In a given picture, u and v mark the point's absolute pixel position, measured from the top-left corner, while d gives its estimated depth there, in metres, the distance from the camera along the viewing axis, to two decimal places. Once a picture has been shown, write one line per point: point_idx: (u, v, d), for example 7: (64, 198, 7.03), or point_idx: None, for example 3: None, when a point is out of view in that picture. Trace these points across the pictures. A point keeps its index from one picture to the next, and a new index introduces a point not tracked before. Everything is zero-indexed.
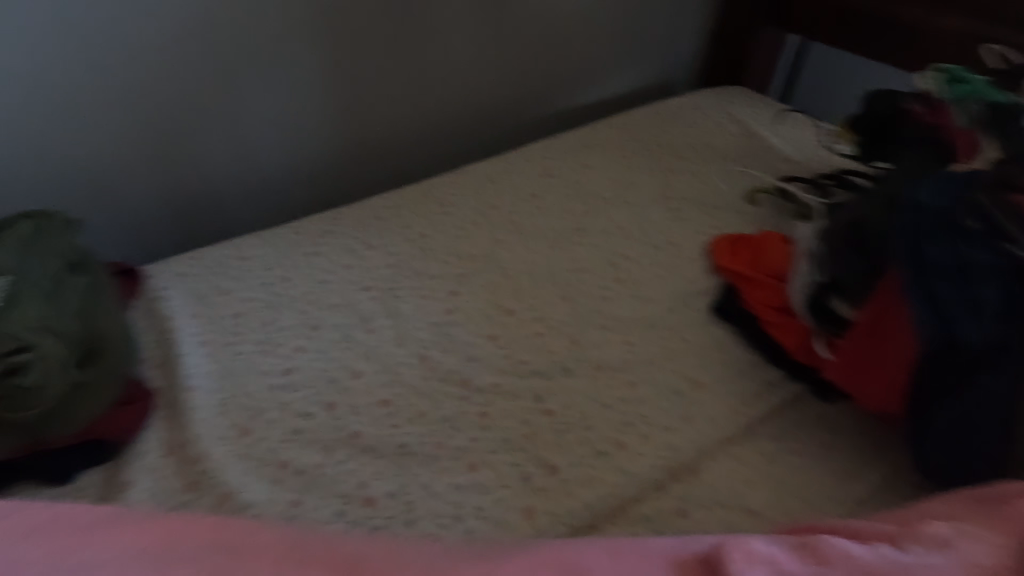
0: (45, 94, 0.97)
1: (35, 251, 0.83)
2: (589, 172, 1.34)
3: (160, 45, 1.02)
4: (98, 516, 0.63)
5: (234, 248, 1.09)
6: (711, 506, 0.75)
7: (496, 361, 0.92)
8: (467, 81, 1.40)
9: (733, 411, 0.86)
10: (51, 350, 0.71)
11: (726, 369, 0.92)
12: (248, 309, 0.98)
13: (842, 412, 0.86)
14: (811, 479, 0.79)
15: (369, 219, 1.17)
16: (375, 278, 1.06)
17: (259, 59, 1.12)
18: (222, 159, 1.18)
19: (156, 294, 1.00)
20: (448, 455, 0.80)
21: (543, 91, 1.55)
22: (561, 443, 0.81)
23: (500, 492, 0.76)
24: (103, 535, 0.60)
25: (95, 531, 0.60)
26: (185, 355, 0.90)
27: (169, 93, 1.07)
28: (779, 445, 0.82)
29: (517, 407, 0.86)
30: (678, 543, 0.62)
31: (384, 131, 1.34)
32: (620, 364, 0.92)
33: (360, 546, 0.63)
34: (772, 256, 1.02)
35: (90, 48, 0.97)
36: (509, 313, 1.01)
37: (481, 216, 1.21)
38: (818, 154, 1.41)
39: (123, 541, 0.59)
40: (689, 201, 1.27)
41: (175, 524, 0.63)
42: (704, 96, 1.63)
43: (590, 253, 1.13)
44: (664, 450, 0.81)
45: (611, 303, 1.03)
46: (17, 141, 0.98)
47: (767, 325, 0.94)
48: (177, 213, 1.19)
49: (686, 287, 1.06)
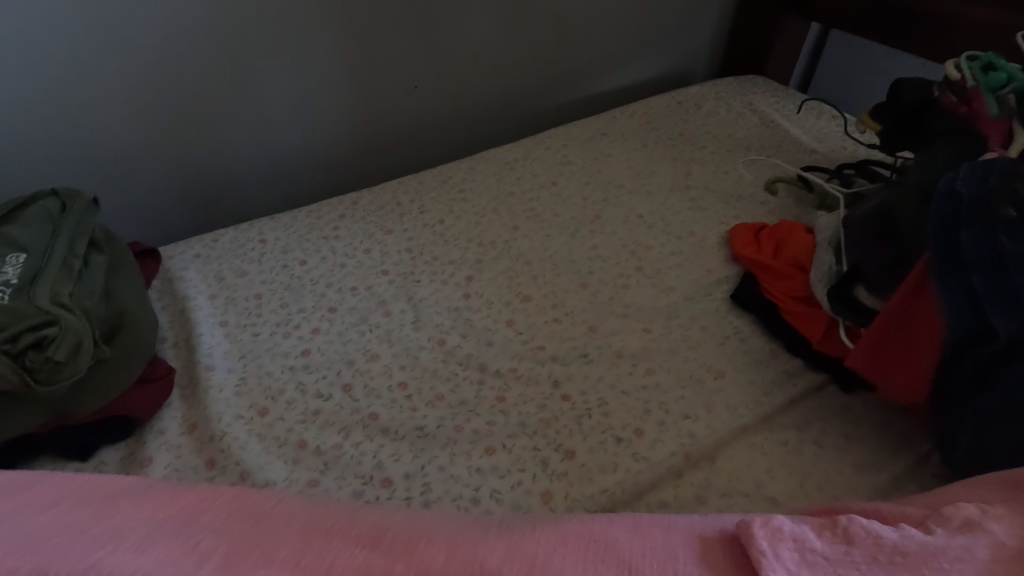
0: (66, 73, 0.98)
1: (61, 229, 0.84)
2: (607, 160, 1.33)
3: (178, 25, 1.02)
4: (122, 488, 0.64)
5: (253, 231, 1.09)
6: (731, 494, 0.74)
7: (513, 347, 0.92)
8: (485, 67, 1.39)
9: (753, 401, 0.85)
10: (75, 323, 0.71)
11: (747, 358, 0.91)
12: (266, 291, 0.99)
13: (864, 403, 0.85)
14: (834, 470, 0.77)
15: (387, 204, 1.17)
16: (393, 262, 1.06)
17: (278, 42, 1.12)
18: (240, 141, 1.18)
19: (175, 275, 1.00)
20: (466, 438, 0.79)
21: (561, 78, 1.54)
22: (579, 428, 0.81)
23: (518, 475, 0.76)
24: (129, 507, 0.60)
25: (121, 504, 0.61)
26: (205, 334, 0.90)
27: (189, 75, 1.07)
28: (800, 435, 0.81)
29: (534, 392, 0.85)
30: (702, 525, 0.61)
31: (402, 116, 1.34)
32: (638, 352, 0.91)
33: (381, 520, 0.63)
34: (795, 246, 1.01)
35: (108, 27, 0.97)
36: (527, 299, 1.00)
37: (499, 203, 1.20)
38: (841, 145, 1.38)
39: (149, 511, 0.60)
40: (708, 190, 1.26)
41: (199, 497, 0.64)
42: (724, 85, 1.60)
43: (608, 241, 1.12)
44: (683, 438, 0.80)
45: (629, 291, 1.02)
46: (39, 121, 0.99)
47: (788, 315, 0.93)
48: (196, 195, 1.19)
49: (706, 276, 1.05)
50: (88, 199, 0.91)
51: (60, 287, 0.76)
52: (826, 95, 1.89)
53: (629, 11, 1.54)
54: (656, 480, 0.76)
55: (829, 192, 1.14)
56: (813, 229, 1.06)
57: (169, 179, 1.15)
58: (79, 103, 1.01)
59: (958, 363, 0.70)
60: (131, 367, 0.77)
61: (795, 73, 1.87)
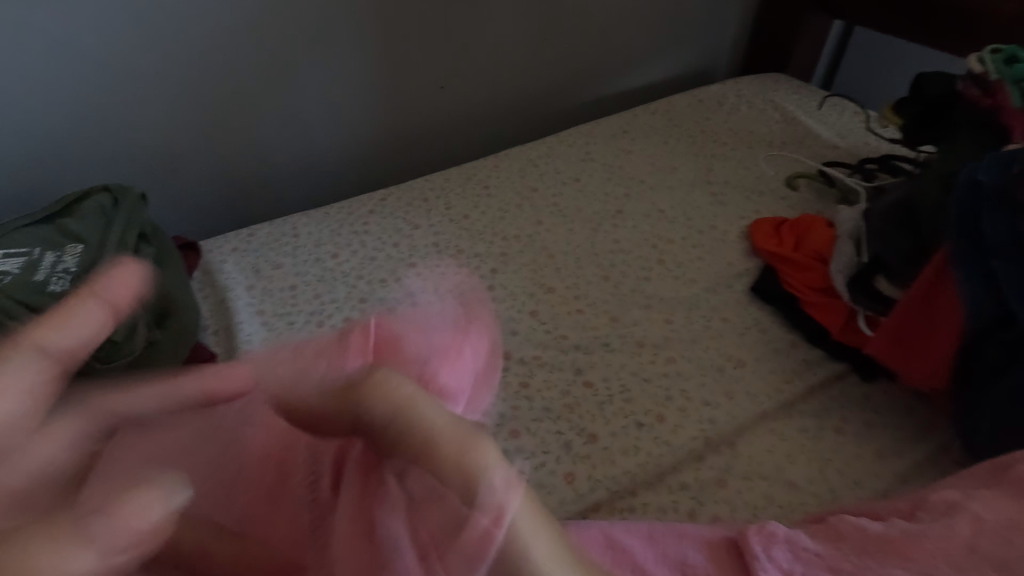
0: (114, 76, 1.03)
1: (113, 222, 0.90)
2: (628, 157, 1.35)
3: (218, 29, 1.07)
4: None
5: (288, 226, 1.14)
6: (751, 478, 0.76)
7: (538, 336, 0.95)
8: (509, 67, 1.42)
9: (773, 389, 0.87)
10: (131, 308, 0.77)
11: (767, 348, 0.93)
12: (301, 282, 1.04)
13: (885, 392, 0.86)
14: (853, 456, 0.79)
15: (415, 200, 1.21)
16: (421, 255, 1.09)
17: (311, 45, 1.16)
18: (275, 140, 1.23)
19: (215, 267, 1.06)
20: (492, 421, 0.83)
21: (584, 77, 1.56)
22: (602, 413, 0.84)
23: (542, 457, 0.79)
24: None
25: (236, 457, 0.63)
26: (245, 323, 0.96)
27: (230, 76, 1.13)
28: (821, 422, 0.83)
29: (558, 379, 0.88)
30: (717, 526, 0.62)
31: (428, 116, 1.38)
32: (659, 341, 0.93)
33: None
34: (814, 240, 1.02)
35: (153, 33, 1.03)
36: (550, 290, 1.03)
37: (523, 199, 1.23)
38: (864, 140, 1.39)
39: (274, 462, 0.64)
40: (730, 186, 1.27)
41: None
42: (746, 83, 1.61)
43: (630, 235, 1.15)
44: (704, 424, 0.82)
45: (651, 283, 1.04)
46: (90, 122, 1.05)
47: (809, 307, 0.94)
48: (233, 192, 1.25)
49: (727, 269, 1.07)
50: (136, 194, 0.97)
51: None
52: (849, 92, 1.88)
53: (651, 9, 1.56)
54: (677, 463, 0.78)
55: (851, 186, 1.15)
56: (833, 223, 1.07)
57: (209, 178, 1.20)
58: (129, 105, 1.07)
59: (980, 348, 0.71)
60: (178, 351, 0.82)
61: (819, 70, 1.87)
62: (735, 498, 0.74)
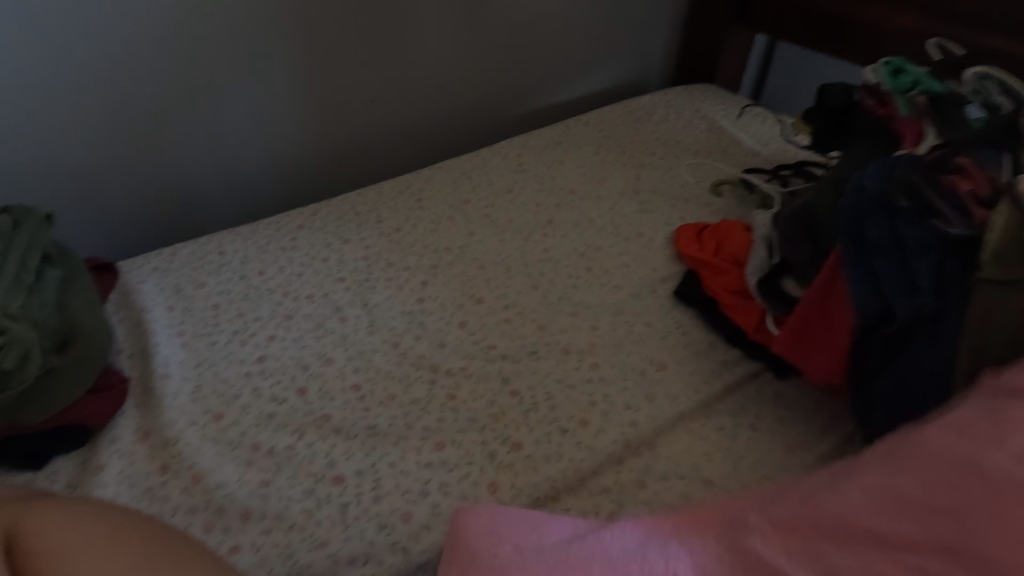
0: (18, 93, 0.99)
1: (14, 243, 0.86)
2: (560, 167, 1.37)
3: (131, 44, 1.04)
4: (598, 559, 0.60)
5: (213, 244, 1.11)
6: (669, 477, 0.78)
7: (466, 347, 0.95)
8: (442, 81, 1.44)
9: (692, 390, 0.89)
10: (23, 333, 0.73)
11: (687, 350, 0.96)
12: (223, 301, 1.01)
13: (796, 388, 0.90)
14: (765, 450, 0.82)
15: (346, 215, 1.20)
16: (350, 270, 1.08)
17: (233, 60, 1.15)
18: (200, 156, 1.21)
19: (132, 288, 1.02)
20: (417, 435, 0.82)
21: (519, 90, 1.59)
22: (526, 421, 0.84)
23: (466, 468, 0.79)
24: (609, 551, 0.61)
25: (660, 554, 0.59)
26: (162, 344, 0.92)
27: (148, 93, 1.10)
28: (736, 420, 0.86)
29: (484, 389, 0.89)
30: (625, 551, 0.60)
31: (361, 130, 1.37)
32: (585, 347, 0.95)
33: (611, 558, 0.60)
34: (733, 244, 1.06)
35: (60, 48, 0.99)
36: (480, 301, 1.04)
37: (456, 211, 1.24)
38: (783, 147, 1.45)
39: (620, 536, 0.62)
40: (657, 193, 1.31)
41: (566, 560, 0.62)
42: (675, 94, 1.67)
43: (560, 244, 1.17)
44: (625, 427, 0.84)
45: (578, 290, 1.06)
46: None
47: (726, 308, 0.98)
48: (156, 210, 1.21)
49: (652, 274, 1.10)
50: (42, 216, 0.93)
51: (9, 298, 0.77)
52: (774, 102, 1.97)
53: (581, 23, 1.60)
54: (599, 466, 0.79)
55: (768, 191, 1.20)
56: (751, 228, 1.12)
57: (128, 196, 1.17)
58: (38, 124, 1.03)
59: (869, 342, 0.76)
60: (83, 376, 0.79)
61: (746, 82, 1.95)
62: (653, 498, 0.76)
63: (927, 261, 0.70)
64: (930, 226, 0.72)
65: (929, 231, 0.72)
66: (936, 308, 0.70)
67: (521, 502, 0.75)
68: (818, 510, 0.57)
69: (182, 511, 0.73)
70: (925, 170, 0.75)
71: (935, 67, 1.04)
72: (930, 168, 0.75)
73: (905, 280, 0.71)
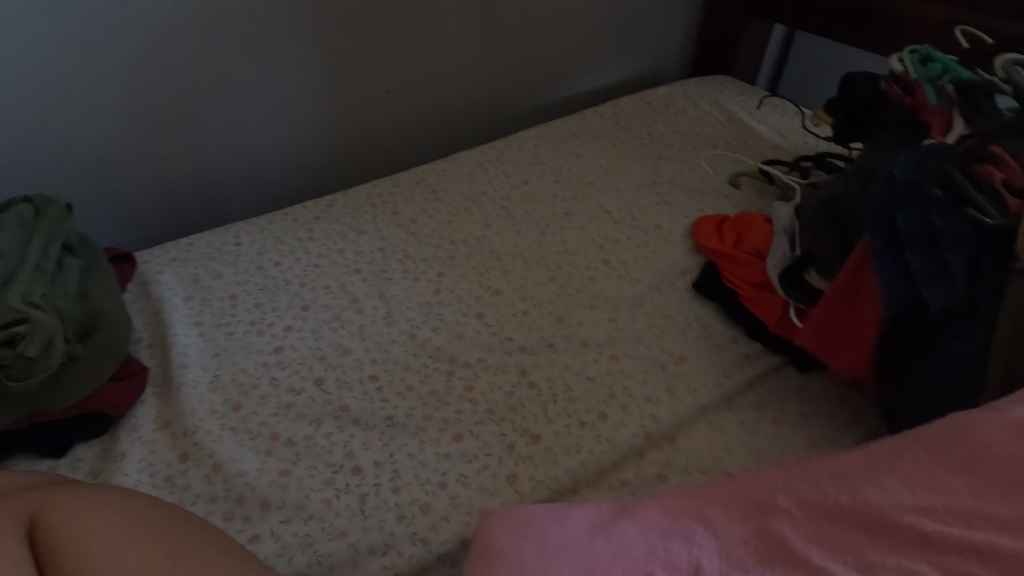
0: (38, 84, 1.00)
1: (34, 231, 0.86)
2: (577, 159, 1.36)
3: (150, 35, 1.04)
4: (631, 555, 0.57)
5: (230, 234, 1.11)
6: (689, 471, 0.77)
7: (483, 338, 0.95)
8: (458, 72, 1.43)
9: (712, 383, 0.88)
10: (46, 321, 0.73)
11: (708, 344, 0.95)
12: (241, 291, 1.01)
13: (819, 382, 0.89)
14: (789, 446, 0.81)
15: (362, 206, 1.20)
16: (367, 261, 1.08)
17: (250, 50, 1.14)
18: (217, 147, 1.21)
19: (150, 278, 1.02)
20: (435, 426, 0.82)
21: (534, 82, 1.57)
22: (545, 413, 0.84)
23: (485, 460, 0.78)
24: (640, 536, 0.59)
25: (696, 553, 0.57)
26: (180, 333, 0.92)
27: (167, 83, 1.10)
28: (757, 414, 0.85)
29: (502, 380, 0.88)
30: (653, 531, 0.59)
31: (377, 121, 1.37)
32: (604, 340, 0.94)
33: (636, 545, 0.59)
34: (754, 236, 1.05)
35: (80, 39, 0.99)
36: (497, 293, 1.03)
37: (472, 202, 1.23)
38: (803, 140, 1.43)
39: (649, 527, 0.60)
40: (675, 185, 1.29)
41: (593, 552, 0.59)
42: (692, 85, 1.65)
43: (577, 236, 1.16)
44: (645, 420, 0.83)
45: (596, 283, 1.05)
46: (13, 131, 1.01)
47: (747, 300, 0.97)
48: (173, 201, 1.21)
49: (671, 267, 1.09)
50: (62, 206, 0.93)
51: (32, 287, 0.78)
52: (793, 94, 1.94)
53: (597, 13, 1.58)
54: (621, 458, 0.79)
55: (789, 183, 1.19)
56: (772, 220, 1.10)
57: (146, 187, 1.17)
58: (57, 114, 1.03)
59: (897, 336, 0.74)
60: (105, 364, 0.79)
61: (764, 74, 1.92)
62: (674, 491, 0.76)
63: (960, 255, 0.69)
64: (964, 217, 0.71)
65: (963, 223, 0.70)
66: (970, 301, 0.69)
67: (542, 495, 0.75)
68: (860, 504, 0.55)
69: (202, 500, 0.73)
70: (959, 161, 0.73)
71: (966, 56, 1.01)
72: (964, 159, 0.73)
73: (938, 272, 0.70)
